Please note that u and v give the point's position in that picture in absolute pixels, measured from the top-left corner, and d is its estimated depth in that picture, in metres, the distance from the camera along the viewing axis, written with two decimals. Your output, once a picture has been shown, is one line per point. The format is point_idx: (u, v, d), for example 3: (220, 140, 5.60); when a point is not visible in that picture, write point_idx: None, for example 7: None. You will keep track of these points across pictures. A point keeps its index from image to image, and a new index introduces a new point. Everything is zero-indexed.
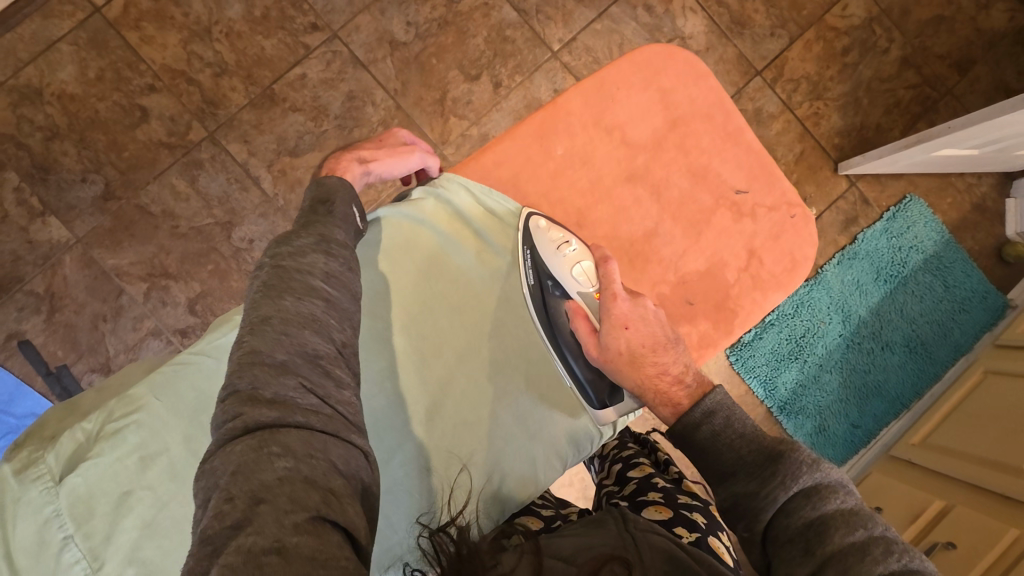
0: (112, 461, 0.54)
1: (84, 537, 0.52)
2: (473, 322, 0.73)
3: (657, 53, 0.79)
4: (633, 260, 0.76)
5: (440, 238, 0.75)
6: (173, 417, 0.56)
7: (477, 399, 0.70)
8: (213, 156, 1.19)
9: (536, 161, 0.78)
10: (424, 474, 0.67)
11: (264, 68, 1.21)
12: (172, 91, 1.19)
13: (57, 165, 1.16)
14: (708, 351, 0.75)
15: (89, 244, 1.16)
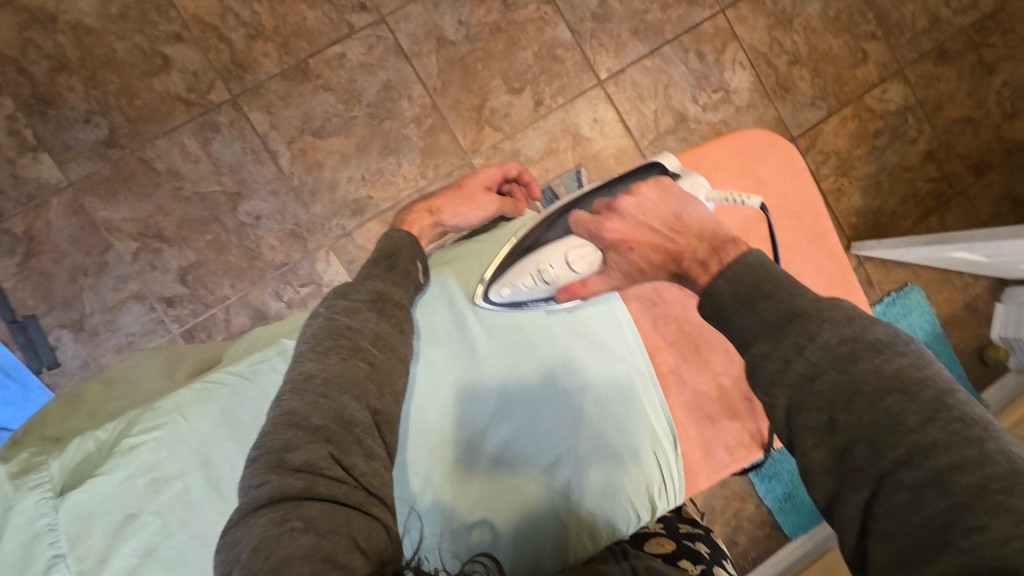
0: (122, 480, 0.57)
1: (77, 560, 0.56)
2: (527, 381, 0.74)
3: (760, 141, 0.81)
4: (699, 350, 0.82)
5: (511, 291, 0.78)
6: (191, 440, 0.60)
7: (504, 459, 0.72)
8: (232, 121, 1.12)
9: None
10: (451, 530, 0.68)
11: (302, 39, 1.14)
12: (199, 44, 1.11)
13: (60, 100, 1.07)
14: (757, 447, 0.81)
15: (80, 190, 1.08)
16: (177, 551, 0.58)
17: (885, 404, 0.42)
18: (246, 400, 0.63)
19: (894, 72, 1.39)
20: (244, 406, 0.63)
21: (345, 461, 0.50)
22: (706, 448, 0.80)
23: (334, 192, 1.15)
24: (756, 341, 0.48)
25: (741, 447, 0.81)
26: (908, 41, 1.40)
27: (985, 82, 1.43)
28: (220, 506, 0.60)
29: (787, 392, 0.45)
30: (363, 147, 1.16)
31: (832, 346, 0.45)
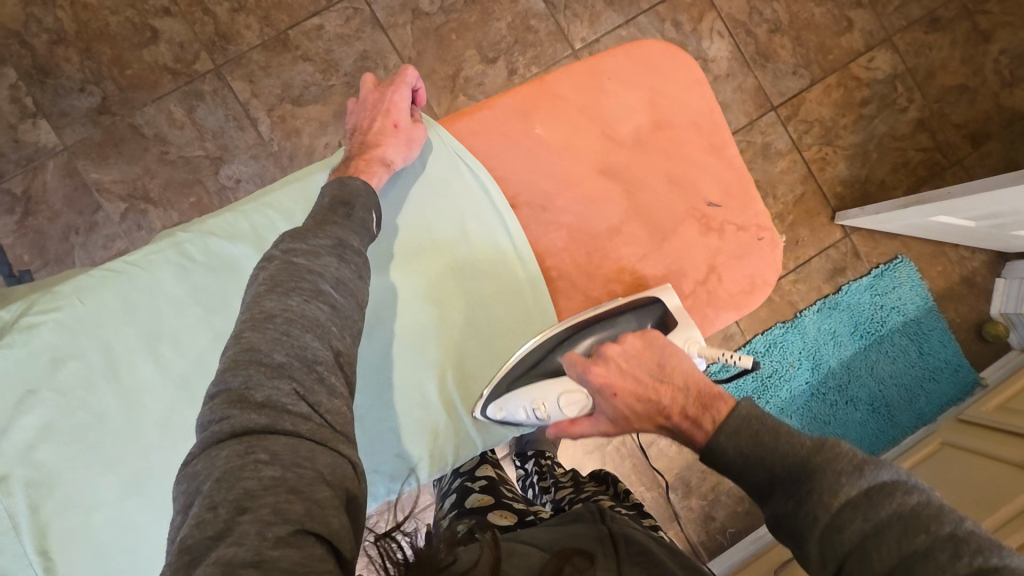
0: (24, 354, 0.67)
1: None
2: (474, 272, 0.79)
3: (658, 53, 0.83)
4: (593, 255, 0.80)
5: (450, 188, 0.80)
6: (87, 324, 0.69)
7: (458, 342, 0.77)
8: (215, 89, 1.18)
9: (517, 139, 0.81)
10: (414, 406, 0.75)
11: (282, 12, 1.19)
12: (186, 17, 1.17)
13: (58, 71, 1.14)
14: None
15: (75, 154, 1.15)
16: (73, 424, 0.68)
17: (911, 545, 0.42)
18: (144, 289, 0.72)
19: (882, 40, 1.37)
20: (141, 295, 0.71)
21: (310, 398, 0.50)
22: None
23: (311, 157, 1.20)
24: (774, 495, 0.50)
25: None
26: (896, 8, 1.37)
27: (980, 49, 1.38)
28: (112, 387, 0.69)
29: (817, 543, 0.46)
30: (340, 114, 1.21)
31: (852, 499, 0.45)
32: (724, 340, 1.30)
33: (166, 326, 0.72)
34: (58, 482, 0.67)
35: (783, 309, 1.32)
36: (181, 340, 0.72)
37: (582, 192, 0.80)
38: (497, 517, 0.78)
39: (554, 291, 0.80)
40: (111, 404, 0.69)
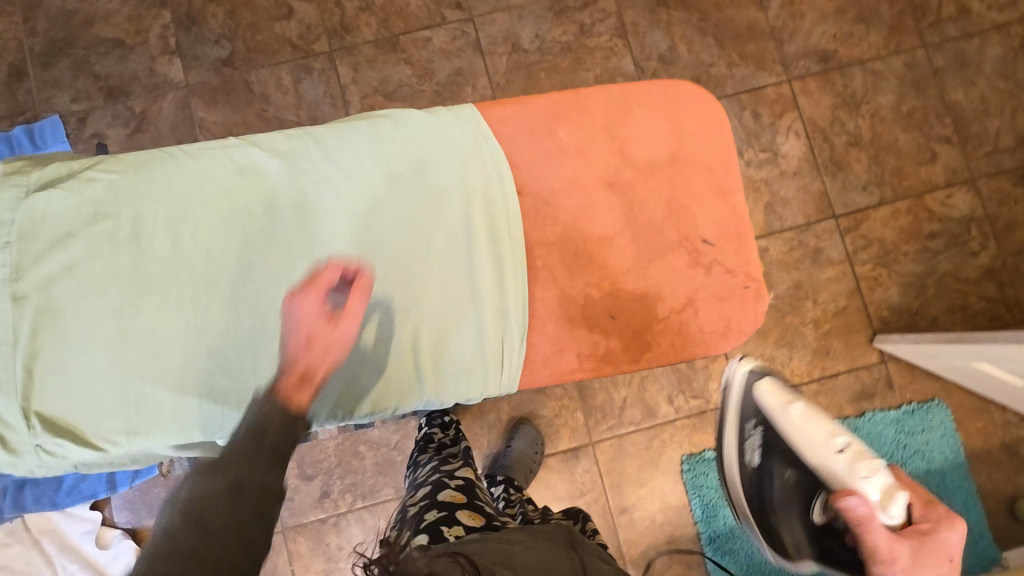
0: (73, 201, 0.78)
1: (21, 249, 0.77)
2: (465, 243, 0.82)
3: (690, 93, 0.86)
4: (578, 257, 0.83)
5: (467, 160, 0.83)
6: (128, 191, 0.79)
7: (434, 303, 0.80)
8: (324, 69, 1.32)
9: (537, 135, 0.84)
10: (380, 351, 0.79)
11: (400, 19, 1.33)
12: (320, 4, 1.33)
13: (204, 23, 1.32)
14: (608, 364, 0.83)
15: (191, 93, 1.31)
16: (88, 270, 0.77)
17: None
18: (182, 174, 0.80)
19: (964, 180, 1.34)
20: (177, 178, 0.80)
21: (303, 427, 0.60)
22: (558, 351, 0.83)
23: None
24: None
25: (594, 360, 0.83)
26: (986, 154, 1.35)
27: None
28: (129, 248, 0.78)
29: None
30: None
31: None
32: None
33: (187, 211, 0.79)
34: (61, 315, 0.76)
35: None
36: (194, 226, 0.79)
37: (585, 200, 0.84)
38: (465, 513, 0.76)
39: (533, 280, 0.83)
40: (122, 264, 0.78)
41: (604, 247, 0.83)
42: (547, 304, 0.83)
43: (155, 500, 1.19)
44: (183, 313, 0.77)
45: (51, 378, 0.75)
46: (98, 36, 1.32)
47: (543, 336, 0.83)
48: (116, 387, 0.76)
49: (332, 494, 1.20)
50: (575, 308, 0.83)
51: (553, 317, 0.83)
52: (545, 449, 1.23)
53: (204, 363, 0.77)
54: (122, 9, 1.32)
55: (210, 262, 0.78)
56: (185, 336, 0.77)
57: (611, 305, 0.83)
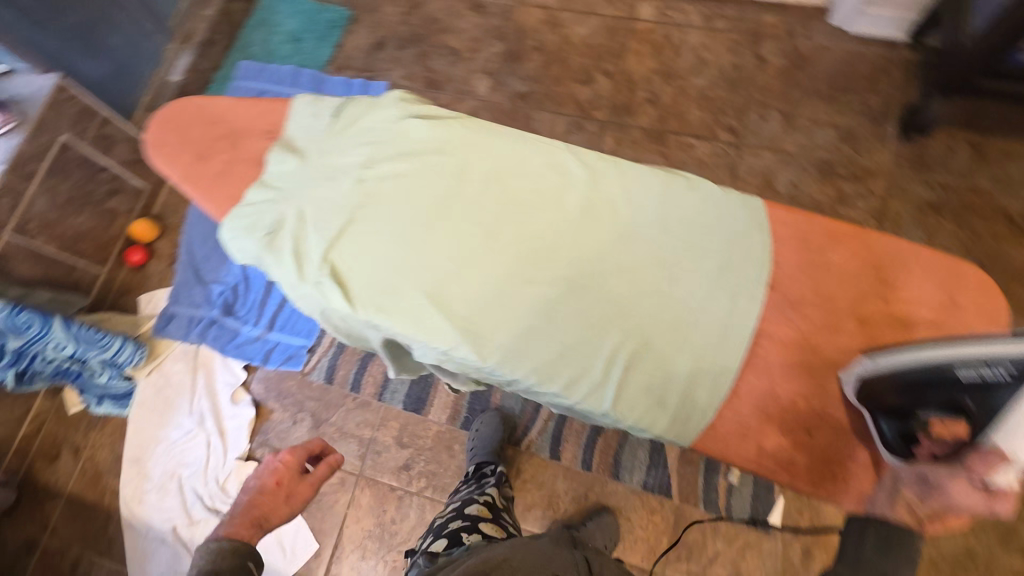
0: (404, 127, 0.82)
1: (346, 152, 0.81)
2: (732, 312, 0.74)
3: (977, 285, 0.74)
4: (798, 371, 0.73)
5: (759, 240, 0.77)
6: (453, 137, 0.81)
7: (682, 356, 0.73)
8: (593, 132, 1.49)
9: (800, 245, 0.77)
10: (605, 373, 0.72)
11: (676, 122, 1.47)
12: (616, 84, 1.53)
13: (521, 62, 1.58)
14: (784, 472, 0.71)
15: (485, 107, 1.55)
16: (392, 186, 0.79)
17: None
18: (500, 141, 0.82)
19: None
20: (493, 142, 0.81)
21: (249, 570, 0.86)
22: (740, 436, 0.73)
23: None
24: None
25: (773, 462, 0.72)
26: None
27: None
28: (434, 182, 0.79)
29: None
30: None
31: None
32: None
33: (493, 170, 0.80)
34: (379, 201, 0.78)
35: None
36: (493, 185, 0.79)
37: (828, 322, 0.74)
38: (487, 527, 1.00)
39: (749, 364, 0.74)
40: (423, 190, 0.79)
41: (832, 378, 0.73)
42: (754, 392, 0.73)
43: (285, 390, 1.36)
44: (477, 249, 0.76)
45: (343, 241, 0.76)
46: (444, 41, 1.63)
47: (732, 415, 0.73)
48: (398, 279, 0.75)
49: (412, 471, 1.26)
50: (776, 409, 0.73)
51: (751, 405, 0.73)
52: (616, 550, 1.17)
53: (458, 307, 0.74)
54: (471, 30, 1.63)
55: (520, 217, 0.78)
56: (471, 267, 0.75)
57: (811, 422, 0.72)
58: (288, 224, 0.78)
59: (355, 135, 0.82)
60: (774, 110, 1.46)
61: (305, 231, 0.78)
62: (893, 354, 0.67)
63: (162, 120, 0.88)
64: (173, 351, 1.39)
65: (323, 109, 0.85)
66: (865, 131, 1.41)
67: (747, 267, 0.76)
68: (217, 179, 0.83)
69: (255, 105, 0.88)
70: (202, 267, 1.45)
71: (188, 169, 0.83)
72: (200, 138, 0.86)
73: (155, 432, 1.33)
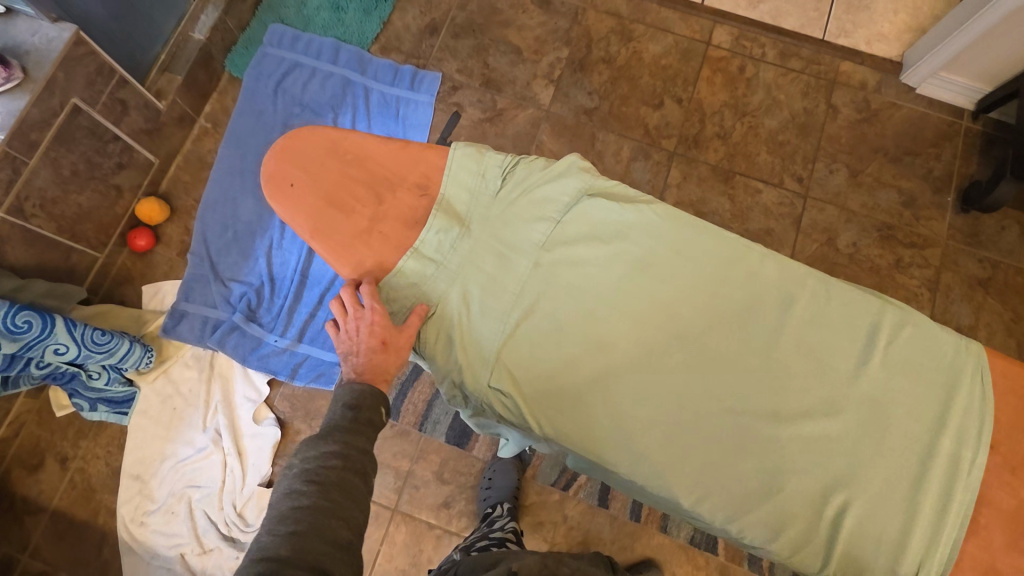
0: (590, 213, 0.76)
1: (526, 230, 0.75)
2: (941, 464, 0.66)
3: None
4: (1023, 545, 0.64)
5: (971, 387, 0.68)
6: (641, 229, 0.75)
7: (881, 504, 0.66)
8: (659, 162, 1.42)
9: (1016, 400, 0.69)
10: (792, 515, 0.66)
11: (744, 161, 1.43)
12: (686, 113, 1.46)
13: (588, 74, 1.48)
14: None
15: (545, 118, 1.44)
16: (573, 278, 0.74)
17: None
18: (692, 239, 0.75)
19: None
20: (685, 240, 0.74)
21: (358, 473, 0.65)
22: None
23: None
24: None
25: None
26: None
27: None
28: (619, 279, 0.73)
29: None
30: None
31: None
32: None
33: (681, 272, 0.73)
34: (556, 295, 0.74)
35: None
36: (681, 290, 0.73)
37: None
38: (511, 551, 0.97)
39: (969, 532, 0.65)
40: (607, 288, 0.73)
41: None
42: (973, 565, 0.64)
43: (314, 411, 1.23)
44: (663, 361, 0.71)
45: (514, 339, 0.72)
46: (504, 37, 1.50)
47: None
48: (573, 385, 0.71)
49: (452, 509, 1.19)
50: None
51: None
52: None
53: (638, 423, 0.69)
54: (535, 29, 1.51)
55: (710, 330, 0.72)
56: (657, 382, 0.70)
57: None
58: (454, 306, 0.73)
59: (531, 209, 0.76)
60: (841, 163, 1.43)
61: (473, 318, 0.73)
62: None
63: (287, 148, 0.75)
64: (184, 355, 1.24)
65: (490, 166, 0.77)
66: (926, 197, 1.41)
67: (964, 419, 0.67)
68: (360, 238, 0.73)
69: (401, 149, 0.77)
70: (219, 262, 1.29)
71: (320, 219, 0.73)
72: (335, 181, 0.75)
73: (161, 445, 1.19)
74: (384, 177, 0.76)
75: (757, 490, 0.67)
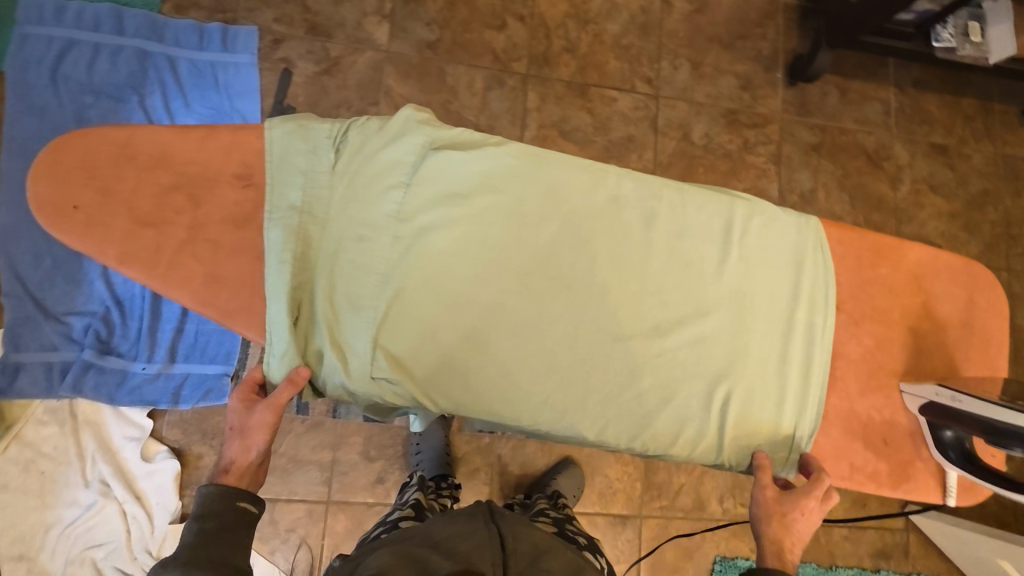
0: (444, 168, 0.72)
1: (379, 200, 0.69)
2: (797, 332, 0.74)
3: (990, 278, 0.79)
4: (869, 383, 0.75)
5: (813, 259, 0.76)
6: (499, 177, 0.73)
7: (755, 381, 0.73)
8: (515, 87, 1.38)
9: (852, 262, 0.77)
10: (686, 414, 0.72)
11: (596, 72, 1.42)
12: (531, 31, 1.40)
13: (422, 3, 1.36)
14: (869, 484, 0.73)
15: (387, 60, 1.33)
16: (440, 241, 0.70)
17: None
18: (551, 177, 0.74)
19: None
20: (544, 179, 0.73)
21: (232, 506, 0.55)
22: (835, 457, 0.73)
23: None
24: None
25: (863, 476, 0.73)
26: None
27: None
28: (488, 232, 0.71)
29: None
30: None
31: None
32: None
33: (546, 213, 0.73)
34: (426, 262, 0.70)
35: (821, 552, 1.34)
36: (550, 230, 0.73)
37: (887, 336, 0.76)
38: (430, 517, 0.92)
39: (831, 387, 0.75)
40: (477, 244, 0.71)
41: (894, 390, 0.75)
42: (838, 413, 0.74)
43: (212, 428, 1.14)
44: (545, 304, 0.72)
45: (391, 319, 0.68)
46: None
47: (825, 438, 0.74)
48: (463, 350, 0.70)
49: (387, 482, 1.18)
50: (859, 424, 0.74)
51: (838, 424, 0.74)
52: (599, 506, 1.26)
53: (533, 370, 0.70)
54: None
55: (584, 263, 0.73)
56: (543, 326, 0.71)
57: (885, 430, 0.74)
58: (321, 304, 0.67)
59: (380, 181, 0.70)
60: (683, 58, 1.47)
61: (343, 306, 0.68)
62: (979, 403, 0.65)
63: (63, 169, 0.65)
64: (34, 412, 1.07)
65: (319, 140, 0.69)
66: (760, 78, 1.51)
67: (814, 288, 0.75)
68: (183, 250, 0.65)
69: (204, 138, 0.68)
70: (45, 297, 1.09)
71: (130, 240, 0.64)
72: (135, 193, 0.65)
73: (39, 516, 1.05)
74: (194, 175, 0.67)
75: (652, 401, 0.71)
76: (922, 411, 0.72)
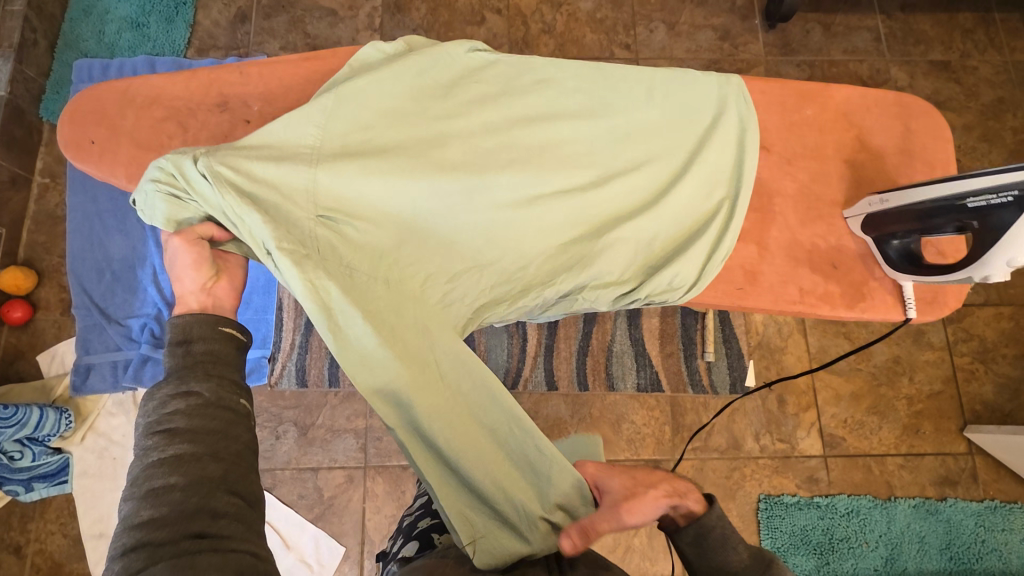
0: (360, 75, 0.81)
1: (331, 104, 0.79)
2: (714, 172, 0.86)
3: (918, 106, 0.92)
4: (813, 211, 0.88)
5: (732, 108, 0.88)
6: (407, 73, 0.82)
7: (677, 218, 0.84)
8: None
9: (785, 111, 0.92)
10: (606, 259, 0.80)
11: (575, 46, 1.51)
12: (509, 20, 1.52)
13: (408, 13, 1.51)
14: (825, 304, 0.84)
15: None
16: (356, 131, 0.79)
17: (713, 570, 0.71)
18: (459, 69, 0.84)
19: None
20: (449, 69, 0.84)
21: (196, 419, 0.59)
22: (782, 283, 0.85)
23: None
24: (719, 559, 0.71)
25: (814, 297, 0.84)
26: None
27: None
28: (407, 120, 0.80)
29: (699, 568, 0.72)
30: None
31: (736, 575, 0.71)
32: (807, 480, 1.26)
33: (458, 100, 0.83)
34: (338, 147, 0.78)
35: (878, 484, 1.26)
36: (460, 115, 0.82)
37: (819, 168, 0.90)
38: None
39: (773, 221, 0.87)
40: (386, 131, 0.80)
41: (837, 218, 0.88)
42: (780, 242, 0.87)
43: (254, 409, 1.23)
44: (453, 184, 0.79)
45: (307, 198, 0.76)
46: (315, 3, 1.50)
47: (772, 267, 0.85)
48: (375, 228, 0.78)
49: None
50: (803, 251, 0.86)
51: (782, 253, 0.86)
52: (627, 453, 1.26)
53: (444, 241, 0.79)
54: None
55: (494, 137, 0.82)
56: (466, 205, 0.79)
57: (833, 256, 0.86)
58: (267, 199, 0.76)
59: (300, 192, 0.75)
60: (658, 21, 1.54)
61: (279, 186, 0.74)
62: (897, 197, 0.80)
63: (78, 116, 0.82)
64: (105, 405, 1.21)
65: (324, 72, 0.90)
66: (738, 27, 1.54)
67: (732, 131, 0.87)
68: None
69: (189, 77, 0.85)
70: (108, 306, 1.25)
71: (133, 164, 0.81)
72: (130, 124, 0.82)
73: (114, 496, 1.17)
74: (181, 107, 0.83)
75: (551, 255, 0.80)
76: (863, 228, 0.84)
